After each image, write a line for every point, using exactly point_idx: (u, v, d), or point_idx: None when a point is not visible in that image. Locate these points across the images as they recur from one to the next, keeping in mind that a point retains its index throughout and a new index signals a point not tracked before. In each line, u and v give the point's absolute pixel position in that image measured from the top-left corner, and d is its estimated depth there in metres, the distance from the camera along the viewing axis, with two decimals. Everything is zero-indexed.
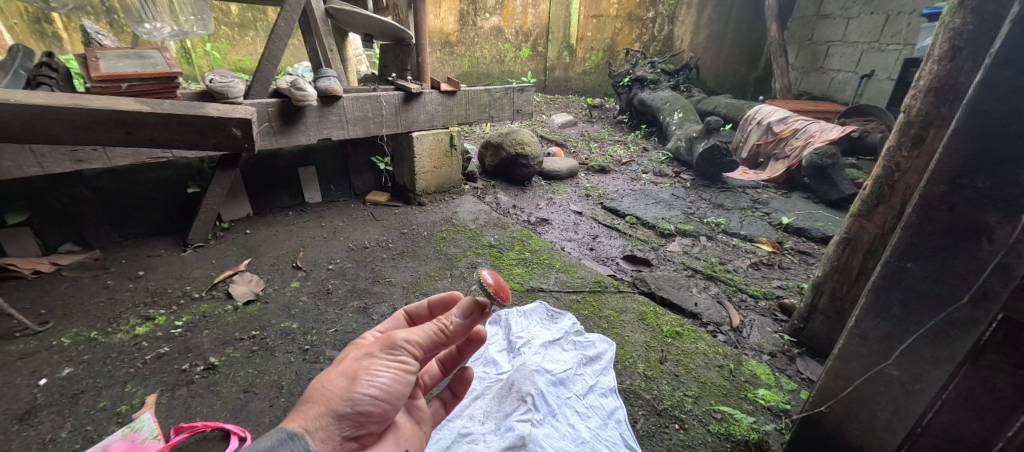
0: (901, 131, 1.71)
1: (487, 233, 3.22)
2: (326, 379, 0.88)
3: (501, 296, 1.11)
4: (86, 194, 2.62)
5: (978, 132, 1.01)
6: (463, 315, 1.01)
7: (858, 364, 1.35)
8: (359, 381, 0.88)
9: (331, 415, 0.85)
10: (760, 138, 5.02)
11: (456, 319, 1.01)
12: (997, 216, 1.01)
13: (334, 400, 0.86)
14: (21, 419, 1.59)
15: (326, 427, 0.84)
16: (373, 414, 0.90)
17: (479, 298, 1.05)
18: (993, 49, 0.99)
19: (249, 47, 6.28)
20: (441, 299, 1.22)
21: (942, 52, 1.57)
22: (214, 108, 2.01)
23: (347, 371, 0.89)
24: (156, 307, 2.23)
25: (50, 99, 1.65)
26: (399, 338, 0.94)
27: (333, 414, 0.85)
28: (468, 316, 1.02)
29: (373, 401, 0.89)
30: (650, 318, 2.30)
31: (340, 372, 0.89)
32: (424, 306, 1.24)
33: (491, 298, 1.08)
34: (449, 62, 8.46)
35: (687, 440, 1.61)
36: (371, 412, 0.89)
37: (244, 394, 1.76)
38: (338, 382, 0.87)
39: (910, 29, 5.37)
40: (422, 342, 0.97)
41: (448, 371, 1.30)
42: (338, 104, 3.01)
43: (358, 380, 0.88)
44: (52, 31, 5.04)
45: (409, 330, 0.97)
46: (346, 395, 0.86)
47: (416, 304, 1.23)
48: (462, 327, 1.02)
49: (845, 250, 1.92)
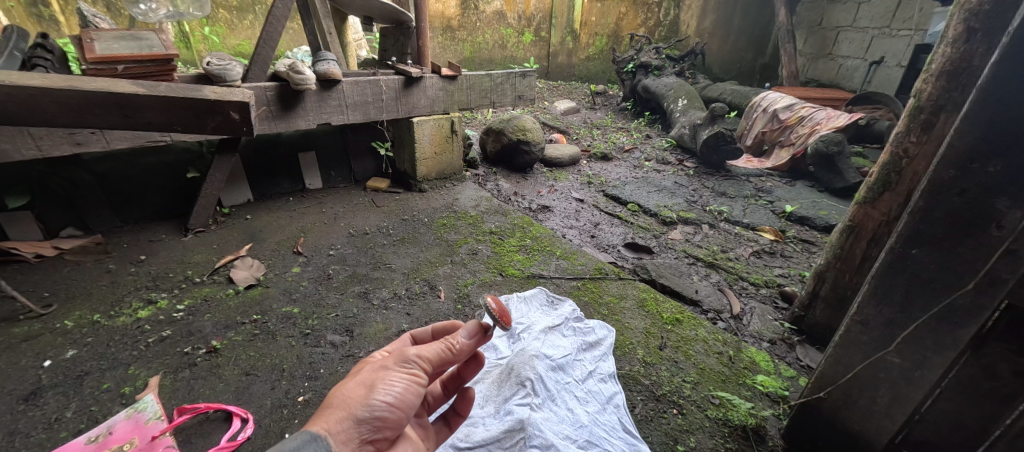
0: (911, 116, 1.68)
1: (488, 220, 3.20)
2: (345, 387, 0.89)
3: (504, 320, 1.16)
4: (86, 179, 2.61)
5: (994, 111, 0.98)
6: (469, 336, 1.06)
7: (859, 351, 1.34)
8: (377, 388, 0.90)
9: (352, 419, 0.85)
10: (766, 125, 4.92)
11: (463, 339, 1.06)
12: (1007, 200, 0.99)
13: (355, 404, 0.87)
14: (26, 399, 1.61)
15: (347, 430, 0.84)
16: (388, 421, 0.91)
17: (484, 321, 1.11)
18: (1012, 26, 0.94)
19: (248, 31, 6.19)
20: (442, 327, 1.24)
21: (957, 33, 1.52)
22: (212, 90, 1.98)
23: (365, 380, 0.91)
24: (158, 291, 2.25)
25: (45, 81, 1.62)
26: (411, 353, 0.99)
27: (353, 418, 0.85)
28: (473, 338, 1.08)
29: (388, 408, 0.90)
30: (650, 305, 2.30)
31: (358, 381, 0.91)
32: (426, 329, 1.26)
33: (495, 320, 1.14)
34: (451, 47, 7.95)
35: (685, 424, 1.62)
36: (387, 418, 0.90)
37: (247, 377, 1.77)
38: (356, 389, 0.89)
39: (922, 13, 5.21)
40: (431, 358, 1.01)
41: (450, 393, 1.29)
42: (338, 88, 2.98)
43: (376, 387, 0.90)
44: (49, 14, 4.98)
45: (419, 347, 1.01)
46: (365, 401, 0.88)
47: (420, 327, 1.26)
48: (468, 347, 1.07)
49: (850, 238, 1.90)
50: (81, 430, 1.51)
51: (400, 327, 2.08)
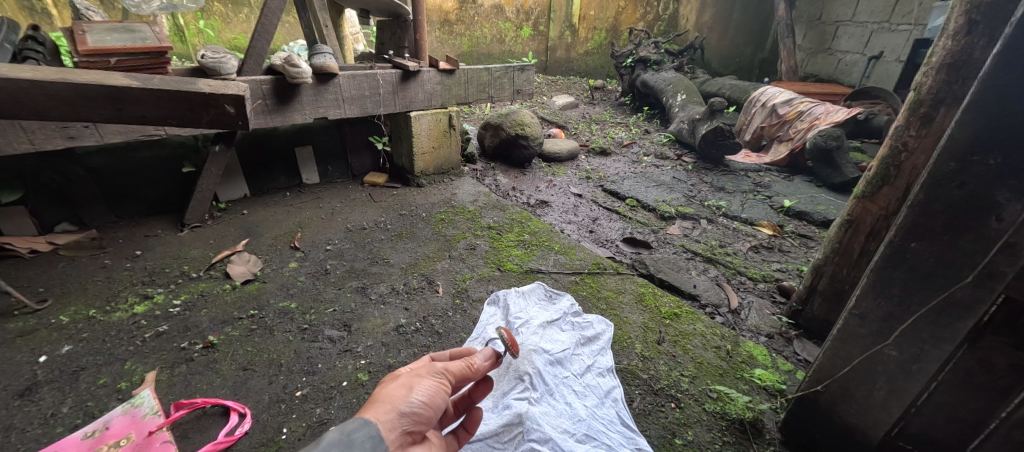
0: (911, 110, 1.67)
1: (486, 215, 3.19)
2: (387, 387, 0.98)
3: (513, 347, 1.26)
4: (80, 174, 2.59)
5: (995, 102, 0.97)
6: (487, 358, 1.16)
7: (857, 344, 1.33)
8: (414, 389, 1.00)
9: (396, 411, 0.94)
10: (765, 121, 4.91)
11: (482, 359, 1.16)
12: (1007, 193, 0.98)
13: (397, 400, 0.96)
14: (21, 395, 1.60)
15: (392, 419, 0.92)
16: (421, 419, 0.98)
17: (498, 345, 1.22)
18: (1014, 17, 0.93)
19: (243, 24, 6.13)
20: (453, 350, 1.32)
21: (958, 26, 1.51)
22: (206, 83, 1.95)
23: (404, 382, 1.01)
24: (154, 286, 2.24)
25: (36, 73, 1.60)
26: (440, 364, 1.09)
27: (397, 411, 0.94)
28: (490, 360, 1.17)
29: (422, 406, 0.99)
30: (649, 299, 2.30)
31: (398, 383, 1.00)
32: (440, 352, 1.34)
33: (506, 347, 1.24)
34: (449, 41, 7.88)
35: (683, 418, 1.63)
36: (421, 416, 0.98)
37: (244, 372, 1.77)
38: (397, 389, 0.98)
39: (922, 8, 5.19)
40: (456, 372, 1.09)
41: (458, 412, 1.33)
42: (334, 82, 2.95)
43: (414, 387, 0.99)
44: (41, 7, 4.93)
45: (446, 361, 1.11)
46: (405, 398, 0.97)
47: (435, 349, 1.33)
48: (486, 368, 1.16)
49: (848, 231, 1.90)
50: (77, 425, 1.51)
51: (398, 322, 2.08)
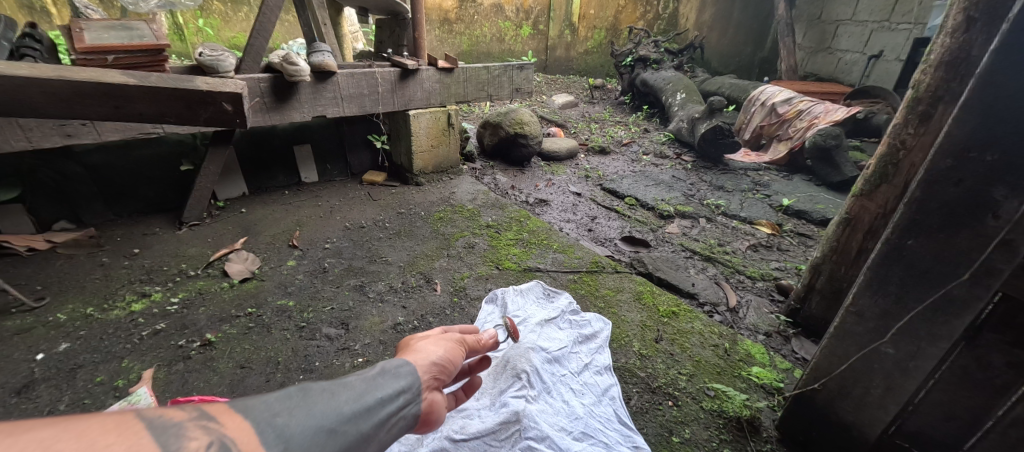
0: (909, 108, 1.67)
1: (485, 214, 3.19)
2: (417, 344, 1.09)
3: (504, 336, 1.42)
4: (78, 172, 2.59)
5: (992, 99, 0.97)
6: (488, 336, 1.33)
7: (853, 342, 1.33)
8: (439, 347, 1.11)
9: (428, 359, 1.04)
10: (764, 119, 4.91)
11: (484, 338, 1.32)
12: (1004, 190, 0.98)
13: (427, 353, 1.06)
14: (18, 393, 1.60)
15: (425, 364, 1.02)
16: (446, 372, 1.07)
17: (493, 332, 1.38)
18: (1011, 13, 0.93)
19: (243, 23, 6.13)
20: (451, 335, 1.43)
21: (956, 23, 1.51)
22: (203, 81, 1.95)
23: (430, 342, 1.12)
24: (152, 284, 2.23)
25: (33, 70, 1.60)
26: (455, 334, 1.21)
27: (429, 359, 1.04)
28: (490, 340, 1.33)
29: (446, 360, 1.08)
30: (647, 298, 2.30)
31: (425, 342, 1.11)
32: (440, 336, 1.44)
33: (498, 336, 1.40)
34: (449, 40, 7.86)
35: (680, 416, 1.63)
36: (446, 369, 1.07)
37: (241, 370, 1.76)
38: (426, 345, 1.09)
39: (922, 7, 5.18)
40: (468, 341, 1.22)
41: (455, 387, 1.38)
42: (333, 80, 2.94)
43: (439, 345, 1.11)
44: (40, 6, 4.93)
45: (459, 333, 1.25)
46: (433, 351, 1.07)
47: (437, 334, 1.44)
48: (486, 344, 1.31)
49: (846, 230, 1.90)
50: None
51: (396, 320, 2.08)
